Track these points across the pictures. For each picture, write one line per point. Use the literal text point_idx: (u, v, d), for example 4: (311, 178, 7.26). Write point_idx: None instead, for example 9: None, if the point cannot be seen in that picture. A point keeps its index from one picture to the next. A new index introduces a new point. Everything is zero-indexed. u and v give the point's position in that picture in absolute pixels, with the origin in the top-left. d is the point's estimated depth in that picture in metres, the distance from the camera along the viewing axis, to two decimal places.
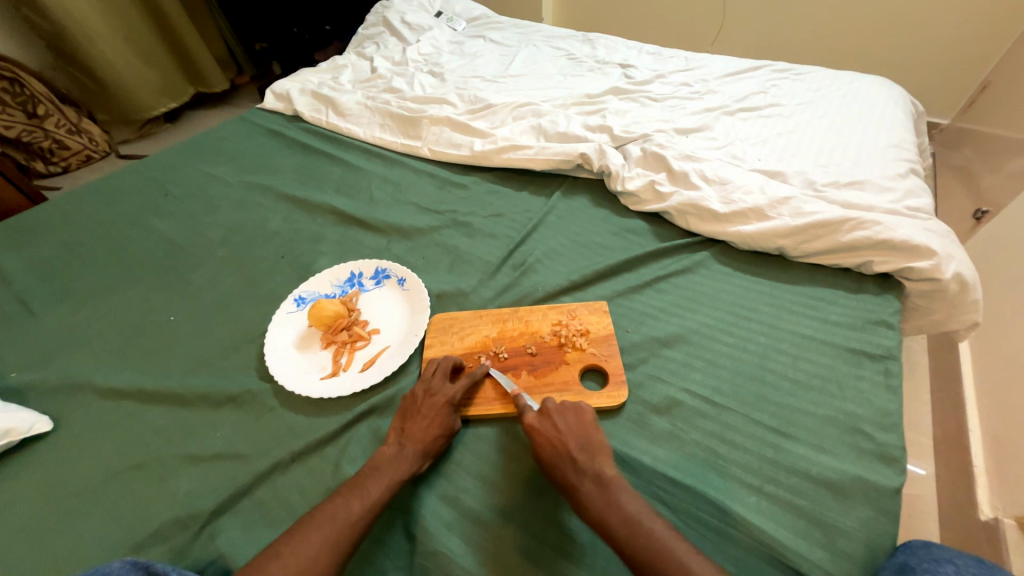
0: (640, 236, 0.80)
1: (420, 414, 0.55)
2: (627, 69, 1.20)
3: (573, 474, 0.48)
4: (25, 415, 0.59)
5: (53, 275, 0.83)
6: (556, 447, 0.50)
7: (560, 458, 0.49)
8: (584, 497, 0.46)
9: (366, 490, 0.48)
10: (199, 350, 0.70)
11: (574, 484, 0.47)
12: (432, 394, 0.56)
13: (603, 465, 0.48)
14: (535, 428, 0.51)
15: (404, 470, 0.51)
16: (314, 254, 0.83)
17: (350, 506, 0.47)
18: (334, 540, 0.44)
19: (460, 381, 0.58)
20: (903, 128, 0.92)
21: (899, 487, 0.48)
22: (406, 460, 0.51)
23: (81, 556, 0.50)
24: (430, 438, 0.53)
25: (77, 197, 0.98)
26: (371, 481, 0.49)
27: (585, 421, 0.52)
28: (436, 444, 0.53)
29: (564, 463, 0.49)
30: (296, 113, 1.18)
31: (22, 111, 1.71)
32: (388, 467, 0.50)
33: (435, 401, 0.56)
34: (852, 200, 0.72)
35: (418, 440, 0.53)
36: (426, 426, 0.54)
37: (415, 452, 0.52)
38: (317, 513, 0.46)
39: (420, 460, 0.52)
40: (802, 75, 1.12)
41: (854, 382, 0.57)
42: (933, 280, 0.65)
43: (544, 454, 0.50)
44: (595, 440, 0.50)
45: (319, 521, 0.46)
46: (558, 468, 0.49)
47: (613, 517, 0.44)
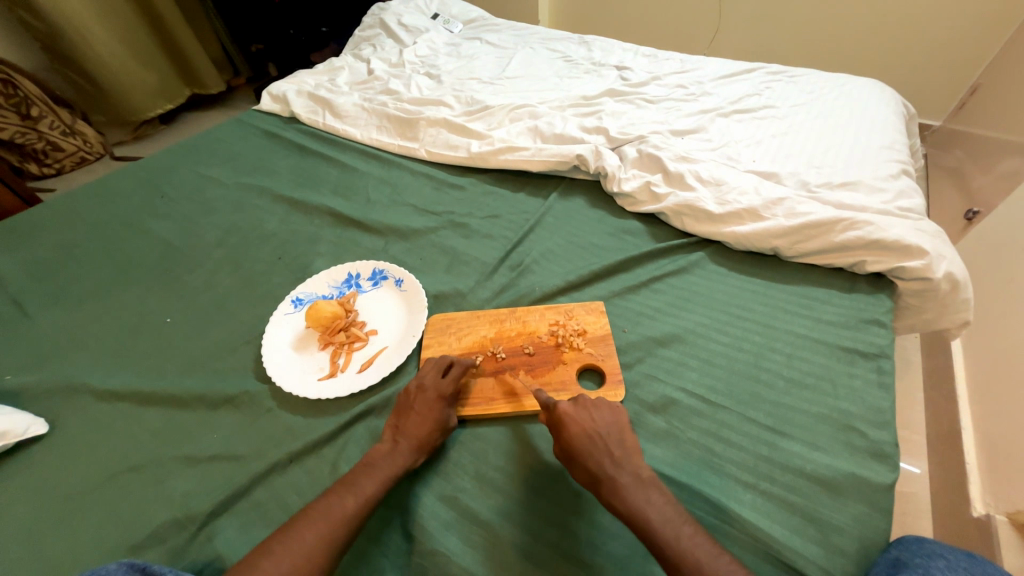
0: (636, 237, 0.81)
1: (413, 410, 0.55)
2: (623, 71, 1.21)
3: (611, 467, 0.48)
4: (20, 418, 0.59)
5: (48, 277, 0.83)
6: (590, 438, 0.50)
7: (596, 449, 0.49)
8: (621, 489, 0.46)
9: (360, 486, 0.49)
10: (196, 351, 0.70)
11: (612, 475, 0.47)
12: (424, 389, 0.56)
13: (639, 463, 0.49)
14: (573, 415, 0.51)
15: (397, 466, 0.51)
16: (311, 255, 0.83)
17: (342, 503, 0.47)
18: (328, 537, 0.45)
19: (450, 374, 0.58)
20: (895, 129, 0.93)
21: (891, 483, 0.49)
22: (400, 455, 0.52)
23: (78, 558, 0.50)
24: (425, 434, 0.53)
25: (72, 198, 0.98)
26: (365, 478, 0.49)
27: (619, 419, 0.52)
28: (429, 439, 0.53)
29: (604, 455, 0.48)
30: (292, 115, 1.18)
31: (15, 113, 1.68)
32: (382, 464, 0.51)
33: (429, 397, 0.56)
34: (845, 200, 0.73)
35: (413, 436, 0.53)
36: (420, 422, 0.54)
37: (408, 447, 0.52)
38: (311, 510, 0.47)
39: (414, 456, 0.52)
40: (796, 76, 1.13)
41: (847, 380, 0.58)
42: (924, 279, 0.66)
43: (579, 442, 0.49)
44: (629, 438, 0.51)
45: (314, 519, 0.46)
46: (596, 458, 0.48)
47: (653, 512, 0.45)
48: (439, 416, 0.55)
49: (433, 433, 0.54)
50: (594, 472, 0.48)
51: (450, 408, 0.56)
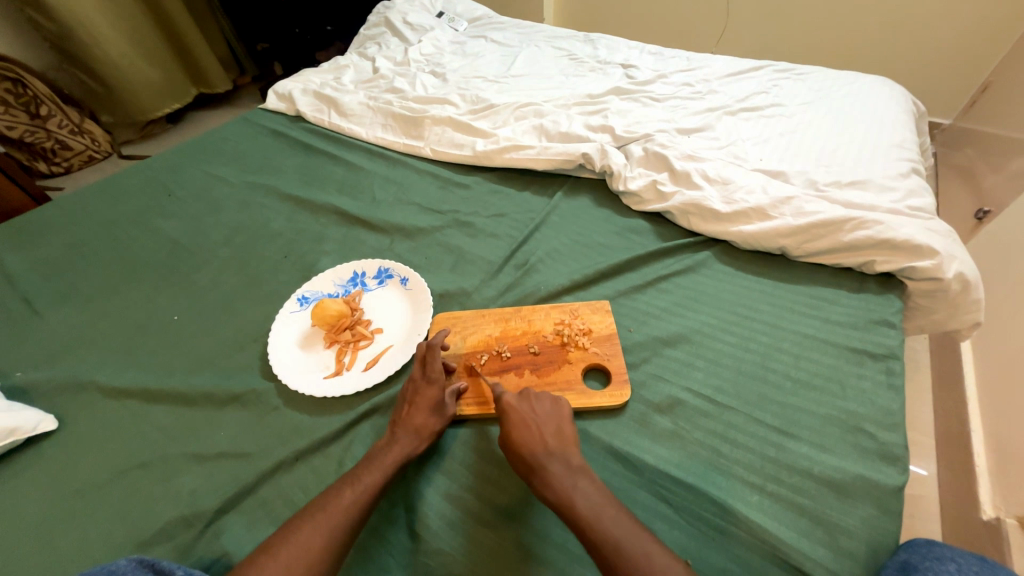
0: (642, 236, 0.81)
1: (413, 402, 0.56)
2: (629, 69, 1.20)
3: (542, 455, 0.49)
4: (30, 415, 0.60)
5: (57, 275, 0.84)
6: (523, 429, 0.51)
7: (528, 439, 0.50)
8: (550, 476, 0.47)
9: (360, 478, 0.49)
10: (203, 349, 0.70)
11: (542, 463, 0.48)
12: (429, 380, 0.57)
13: (572, 452, 0.50)
14: (514, 406, 0.53)
15: (399, 459, 0.51)
16: (317, 253, 0.83)
17: (344, 498, 0.47)
18: (332, 533, 0.45)
19: (432, 363, 0.57)
20: (904, 127, 0.92)
21: (900, 485, 0.49)
22: (399, 445, 0.52)
23: (87, 554, 0.50)
24: (423, 422, 0.54)
25: (80, 196, 0.98)
26: (366, 471, 0.50)
27: (561, 412, 0.53)
28: (429, 428, 0.54)
29: (536, 444, 0.50)
30: (298, 114, 1.19)
31: (24, 112, 1.72)
32: (383, 457, 0.51)
33: (434, 389, 0.56)
34: (853, 199, 0.73)
35: (411, 425, 0.54)
36: (426, 415, 0.55)
37: (409, 436, 0.53)
38: (313, 507, 0.47)
39: (414, 446, 0.53)
40: (804, 74, 1.12)
41: (855, 381, 0.57)
42: (934, 280, 0.65)
43: (514, 431, 0.51)
44: (568, 429, 0.52)
45: (318, 517, 0.45)
46: (530, 447, 0.50)
47: (578, 497, 0.45)
48: (441, 408, 0.56)
49: (436, 426, 0.54)
50: (526, 459, 0.49)
51: (452, 400, 0.56)
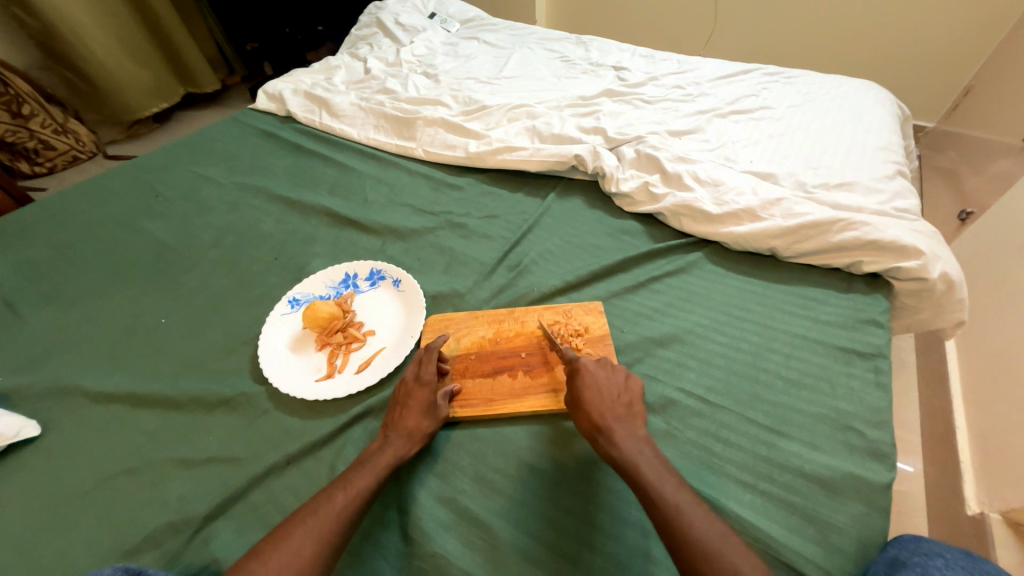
0: (635, 237, 0.81)
1: (406, 404, 0.56)
2: (620, 71, 1.21)
3: (611, 419, 0.50)
4: (13, 421, 0.58)
5: (41, 277, 0.82)
6: (596, 391, 0.52)
7: (598, 401, 0.51)
8: (617, 438, 0.48)
9: (351, 482, 0.49)
10: (192, 352, 0.69)
11: (610, 426, 0.49)
12: (421, 381, 0.57)
13: (639, 425, 0.50)
14: (590, 370, 0.54)
15: (392, 462, 0.51)
16: (309, 254, 0.83)
17: (335, 502, 0.47)
18: (323, 539, 0.44)
19: (428, 363, 0.58)
20: (889, 130, 0.94)
21: (889, 482, 0.49)
22: (392, 447, 0.52)
23: (71, 563, 0.49)
24: (416, 424, 0.54)
25: (65, 198, 0.97)
26: (358, 476, 0.49)
27: (632, 389, 0.54)
28: (422, 430, 0.54)
29: (608, 408, 0.51)
30: (289, 114, 1.18)
31: (6, 111, 1.66)
32: (376, 460, 0.51)
33: (426, 393, 0.56)
34: (841, 201, 0.74)
35: (403, 427, 0.54)
36: (419, 418, 0.55)
37: (402, 438, 0.53)
38: (304, 513, 0.46)
39: (406, 448, 0.53)
40: (793, 77, 1.13)
41: (845, 380, 0.58)
42: (920, 280, 0.66)
43: (586, 393, 0.52)
44: (638, 404, 0.52)
45: (308, 524, 0.45)
46: (599, 409, 0.51)
47: (642, 463, 0.46)
48: (434, 411, 0.56)
49: (428, 429, 0.54)
50: (595, 420, 0.50)
51: (444, 403, 0.57)
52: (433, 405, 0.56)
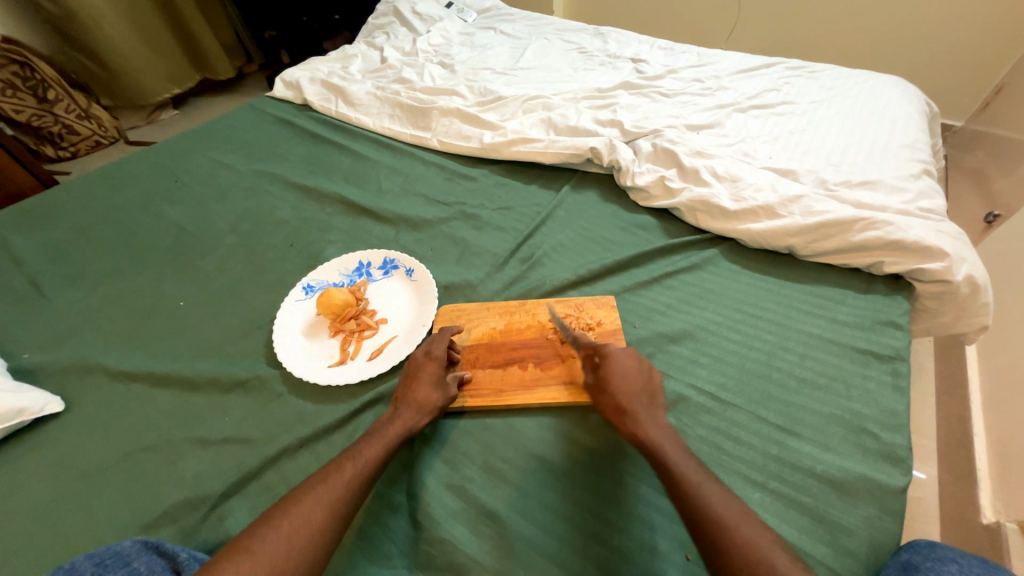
0: (649, 232, 0.80)
1: (418, 377, 0.57)
2: (639, 63, 1.19)
3: (636, 403, 0.50)
4: (38, 396, 0.60)
5: (65, 258, 0.84)
6: (616, 378, 0.53)
7: (620, 389, 0.52)
8: (639, 420, 0.49)
9: (360, 452, 0.50)
10: (209, 335, 0.71)
11: (635, 410, 0.50)
12: (432, 356, 0.58)
13: (660, 410, 0.51)
14: (617, 358, 0.54)
15: (401, 432, 0.52)
16: (323, 241, 0.83)
17: (345, 472, 0.48)
18: (333, 506, 0.45)
19: (440, 342, 0.60)
20: (916, 128, 0.91)
21: (904, 486, 0.49)
22: (403, 418, 0.53)
23: (92, 534, 0.51)
24: (426, 396, 0.55)
25: (87, 182, 0.98)
26: (368, 445, 0.50)
27: (656, 377, 0.54)
28: (433, 401, 0.55)
29: (633, 394, 0.51)
30: (305, 102, 1.18)
31: (32, 96, 1.71)
32: (385, 429, 0.52)
33: (435, 366, 0.58)
34: (863, 199, 0.72)
35: (414, 399, 0.54)
36: (429, 390, 0.55)
37: (412, 409, 0.54)
38: (314, 480, 0.47)
39: (416, 420, 0.53)
40: (816, 72, 1.10)
41: (860, 381, 0.57)
42: (943, 282, 0.64)
43: (613, 378, 0.53)
44: (660, 392, 0.52)
45: (319, 491, 0.46)
46: (625, 395, 0.51)
47: (663, 443, 0.47)
48: (444, 386, 0.57)
49: (439, 402, 0.55)
50: (621, 403, 0.51)
51: (454, 383, 0.57)
52: (443, 380, 0.57)
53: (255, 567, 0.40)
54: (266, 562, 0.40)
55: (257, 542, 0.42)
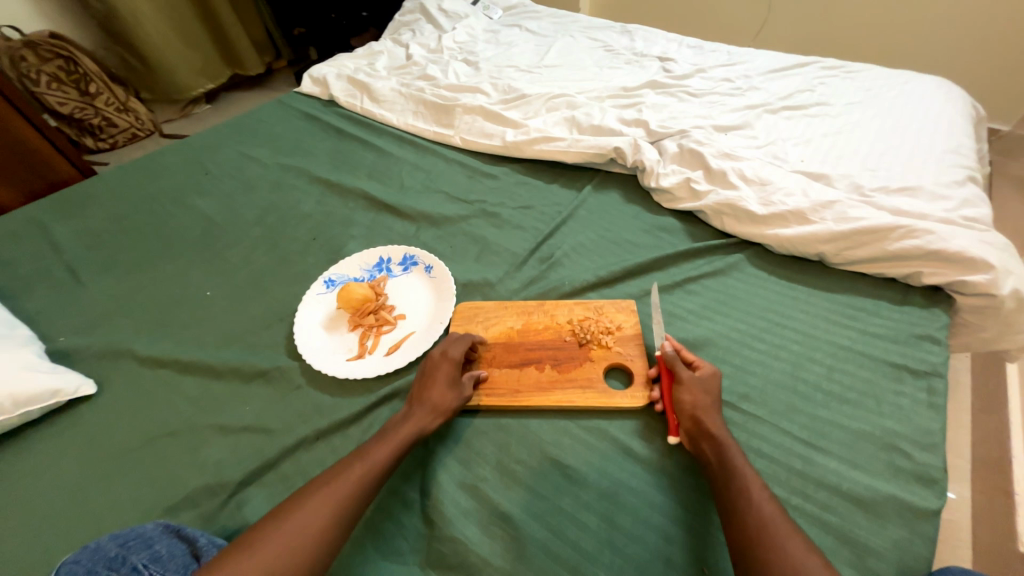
0: (672, 235, 0.79)
1: (434, 378, 0.56)
2: (666, 62, 1.16)
3: (719, 416, 0.51)
4: (72, 378, 0.63)
5: (101, 245, 0.87)
6: (713, 389, 0.53)
7: (714, 400, 0.52)
8: (721, 429, 0.49)
9: (372, 451, 0.50)
10: (233, 325, 0.72)
11: (718, 421, 0.50)
12: (448, 356, 0.58)
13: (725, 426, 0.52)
14: (715, 376, 0.54)
15: (412, 434, 0.52)
16: (344, 236, 0.84)
17: (356, 470, 0.48)
18: (337, 507, 0.45)
19: (459, 342, 0.60)
20: (960, 132, 0.87)
21: (937, 510, 0.46)
22: (416, 419, 0.53)
23: (118, 514, 0.53)
24: (441, 398, 0.55)
25: (123, 172, 1.02)
26: (379, 445, 0.51)
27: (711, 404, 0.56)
28: (446, 403, 0.55)
29: (718, 409, 0.52)
30: (331, 98, 1.20)
31: (75, 89, 1.78)
32: (397, 430, 0.52)
33: (451, 367, 0.57)
34: (902, 206, 0.69)
35: (428, 400, 0.54)
36: (444, 391, 0.55)
37: (426, 410, 0.54)
38: (320, 481, 0.47)
39: (429, 421, 0.53)
40: (854, 72, 1.06)
41: (893, 398, 0.55)
42: (987, 295, 0.61)
43: (712, 391, 0.53)
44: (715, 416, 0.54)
45: (323, 491, 0.46)
46: (714, 411, 0.51)
47: (735, 450, 0.48)
48: (459, 387, 0.56)
49: (453, 404, 0.55)
50: (710, 413, 0.51)
51: (469, 385, 0.57)
52: (457, 382, 0.57)
53: (260, 568, 0.41)
54: (271, 561, 0.41)
55: (262, 542, 0.42)
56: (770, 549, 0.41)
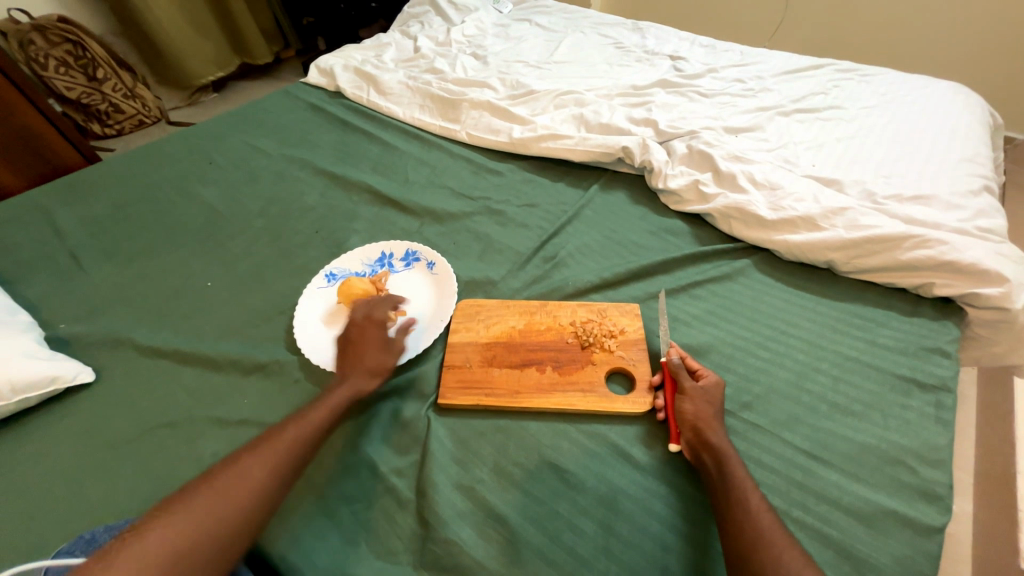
0: (679, 237, 0.77)
1: (364, 344, 0.59)
2: (677, 61, 1.15)
3: (719, 425, 0.50)
4: (70, 365, 0.62)
5: (104, 232, 0.87)
6: (716, 399, 0.52)
7: (717, 411, 0.52)
8: (721, 439, 0.49)
9: (308, 414, 0.51)
10: (233, 316, 0.72)
11: (718, 430, 0.50)
12: (374, 322, 0.61)
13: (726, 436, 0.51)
14: (716, 385, 0.54)
15: (350, 395, 0.54)
16: (347, 230, 0.84)
17: (293, 430, 0.50)
18: (276, 464, 0.46)
19: (381, 311, 0.63)
20: (977, 140, 0.85)
21: (941, 527, 0.45)
22: (352, 382, 0.55)
23: (112, 505, 0.53)
24: (374, 360, 0.58)
25: (128, 160, 1.01)
26: (315, 408, 0.52)
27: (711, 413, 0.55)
28: (379, 363, 0.58)
29: (719, 419, 0.51)
30: (338, 89, 1.19)
31: (83, 74, 1.78)
32: (334, 394, 0.54)
33: (379, 331, 0.60)
34: (915, 215, 0.67)
35: (362, 364, 0.57)
36: (377, 353, 0.58)
37: (361, 372, 0.56)
38: (257, 442, 0.48)
39: (365, 382, 0.56)
40: (869, 76, 1.04)
41: (900, 411, 0.54)
42: (1000, 309, 0.60)
43: (713, 401, 0.52)
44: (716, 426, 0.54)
45: (262, 451, 0.47)
46: (715, 420, 0.51)
47: (735, 461, 0.47)
48: (390, 349, 0.59)
49: (388, 363, 0.58)
50: (710, 422, 0.50)
51: (399, 345, 0.60)
52: (388, 342, 0.60)
53: (195, 525, 0.40)
54: (211, 518, 0.41)
55: (197, 501, 0.42)
56: (770, 560, 0.40)
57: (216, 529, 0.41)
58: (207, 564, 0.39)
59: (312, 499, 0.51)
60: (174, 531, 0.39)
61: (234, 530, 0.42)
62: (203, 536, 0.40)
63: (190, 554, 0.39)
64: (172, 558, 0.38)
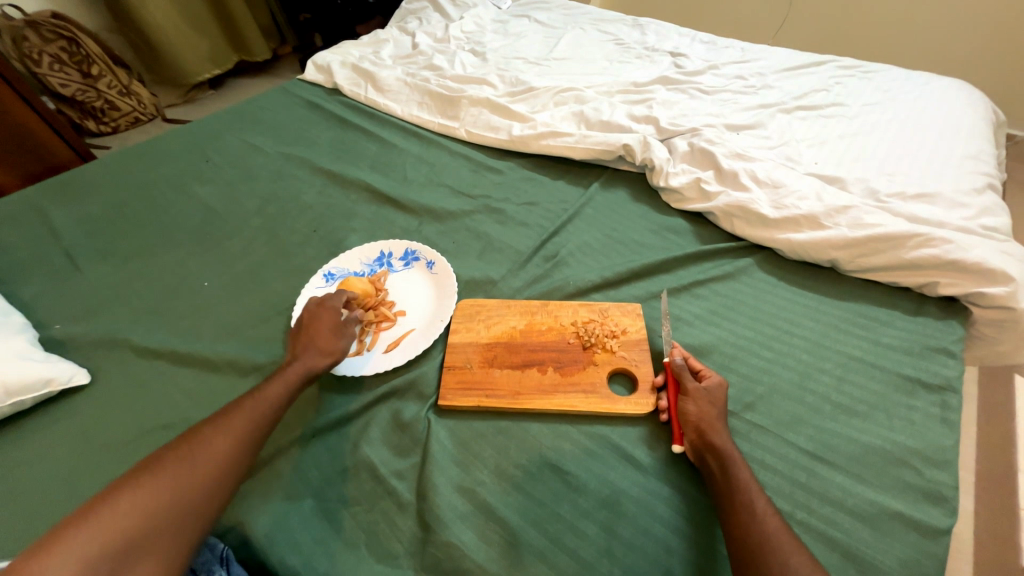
0: (681, 236, 0.77)
1: (316, 326, 0.59)
2: (678, 58, 1.14)
3: (722, 425, 0.50)
4: (64, 367, 0.62)
5: (99, 231, 0.86)
6: (719, 400, 0.52)
7: (720, 411, 0.51)
8: (726, 440, 0.48)
9: (265, 390, 0.52)
10: (231, 317, 0.71)
11: (721, 431, 0.49)
12: (327, 307, 0.61)
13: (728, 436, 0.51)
14: (717, 386, 0.53)
15: (303, 374, 0.55)
16: (345, 229, 0.83)
17: (253, 406, 0.50)
18: (240, 437, 0.47)
19: (335, 297, 0.63)
20: (980, 137, 0.84)
21: (946, 528, 0.45)
22: (306, 361, 0.56)
23: None
24: (328, 342, 0.58)
25: (123, 157, 1.00)
26: (270, 386, 0.52)
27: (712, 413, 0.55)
28: (333, 345, 0.58)
29: (721, 419, 0.51)
30: (335, 86, 1.17)
31: (77, 71, 1.76)
32: (288, 373, 0.54)
33: (334, 315, 0.61)
34: (919, 214, 0.67)
35: (316, 345, 0.57)
36: (330, 336, 0.59)
37: (315, 352, 0.57)
38: (216, 417, 0.48)
39: (320, 362, 0.56)
40: (872, 73, 1.03)
41: (904, 412, 0.53)
42: (1005, 308, 0.59)
43: (714, 401, 0.52)
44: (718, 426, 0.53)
45: (221, 424, 0.47)
46: (718, 420, 0.50)
47: (739, 462, 0.47)
48: (343, 333, 0.60)
49: (341, 345, 0.59)
50: (712, 422, 0.50)
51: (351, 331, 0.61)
52: (341, 327, 0.60)
53: (162, 495, 0.40)
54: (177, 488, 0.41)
55: (161, 472, 0.42)
56: (776, 565, 0.39)
57: (184, 499, 0.41)
58: (173, 531, 0.40)
59: (311, 501, 0.51)
60: (135, 502, 0.39)
61: (201, 499, 0.42)
62: (167, 505, 0.40)
63: (158, 522, 0.39)
64: (135, 528, 0.38)
